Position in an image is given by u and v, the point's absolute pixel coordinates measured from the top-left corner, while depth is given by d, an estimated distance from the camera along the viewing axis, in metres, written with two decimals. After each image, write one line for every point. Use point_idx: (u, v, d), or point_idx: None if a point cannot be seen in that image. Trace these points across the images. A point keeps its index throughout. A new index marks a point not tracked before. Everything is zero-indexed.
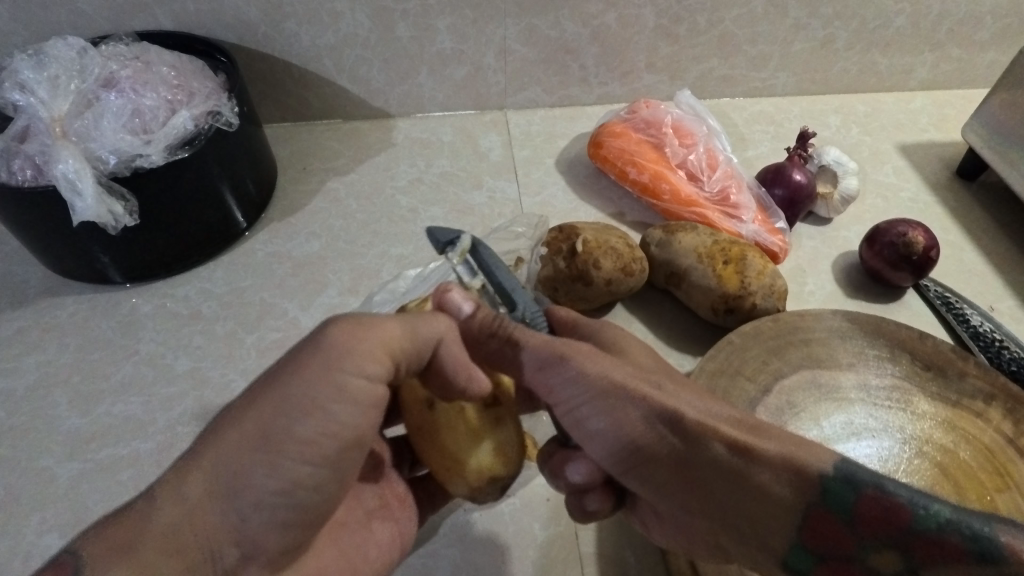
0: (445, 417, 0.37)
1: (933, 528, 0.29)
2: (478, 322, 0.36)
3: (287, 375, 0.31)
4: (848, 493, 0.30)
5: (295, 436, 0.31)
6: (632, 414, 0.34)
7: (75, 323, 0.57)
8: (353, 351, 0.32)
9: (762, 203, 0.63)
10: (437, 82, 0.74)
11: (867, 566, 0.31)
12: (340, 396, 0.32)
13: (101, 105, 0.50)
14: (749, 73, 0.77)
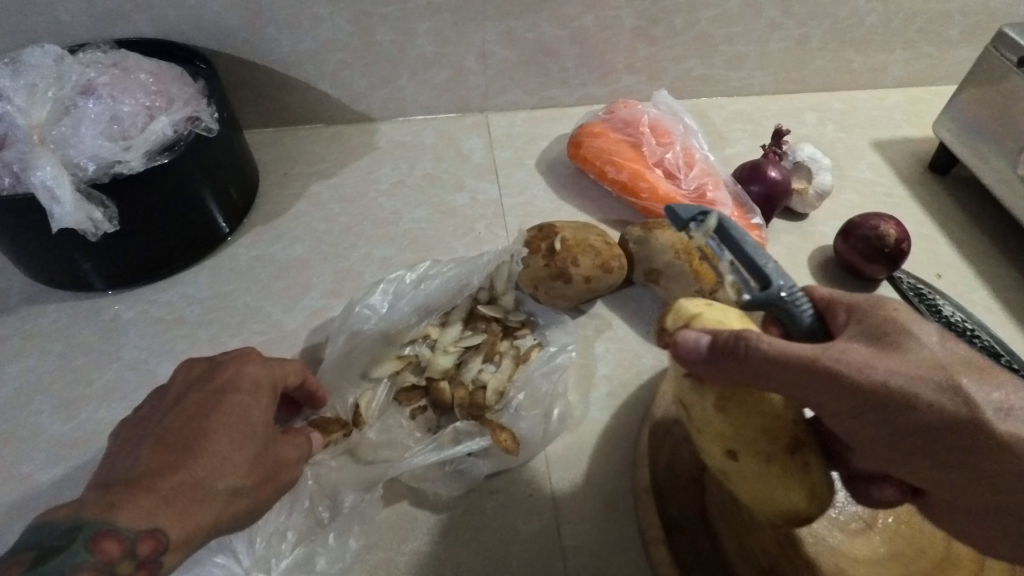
0: (751, 471, 0.35)
1: None
2: (712, 345, 0.31)
3: (219, 383, 0.40)
4: None
5: (229, 436, 0.37)
6: (903, 426, 0.30)
7: (57, 330, 0.57)
8: (257, 376, 0.41)
9: (739, 199, 0.64)
10: (419, 85, 0.74)
11: None
12: (260, 410, 0.40)
13: (80, 113, 0.50)
14: (727, 72, 0.79)
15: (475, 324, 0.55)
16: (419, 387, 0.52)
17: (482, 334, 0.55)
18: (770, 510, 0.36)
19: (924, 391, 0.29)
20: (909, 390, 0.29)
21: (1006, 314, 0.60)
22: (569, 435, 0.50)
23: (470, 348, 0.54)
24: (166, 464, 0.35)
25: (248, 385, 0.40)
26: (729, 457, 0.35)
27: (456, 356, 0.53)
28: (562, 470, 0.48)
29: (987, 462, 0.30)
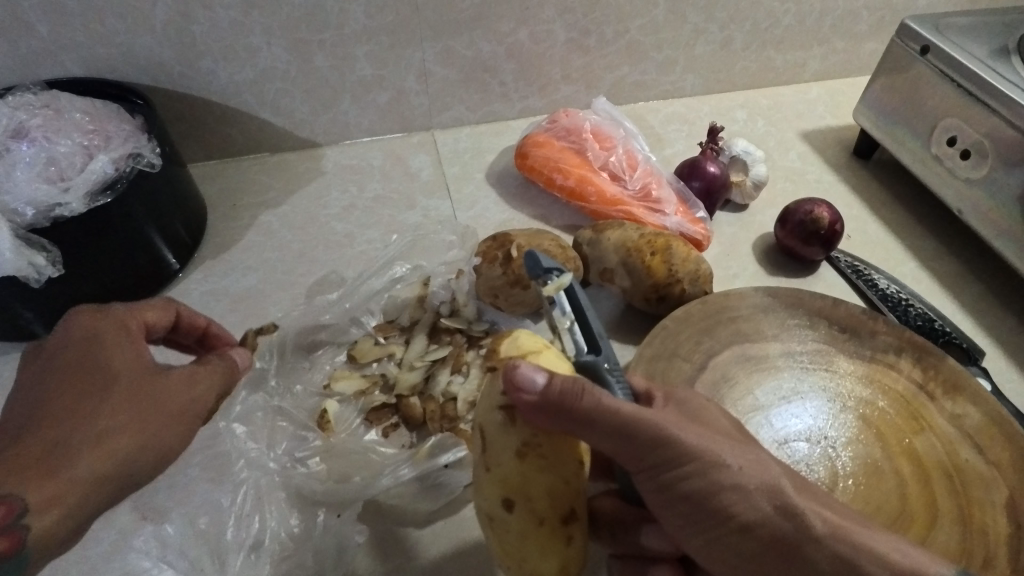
0: (518, 526, 0.36)
1: None
2: (557, 394, 0.32)
3: (91, 343, 0.39)
4: None
5: (102, 403, 0.38)
6: (682, 491, 0.33)
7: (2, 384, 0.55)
8: (120, 329, 0.40)
9: (682, 196, 0.67)
10: (362, 109, 0.75)
11: None
12: (135, 360, 0.40)
13: (12, 157, 0.49)
14: (659, 77, 0.82)
15: (439, 338, 0.57)
16: (389, 403, 0.52)
17: (446, 347, 0.56)
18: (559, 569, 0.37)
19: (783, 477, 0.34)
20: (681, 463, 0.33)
21: (934, 282, 0.64)
22: None
23: (437, 362, 0.54)
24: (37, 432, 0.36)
25: (108, 343, 0.40)
26: (506, 507, 0.35)
27: (423, 370, 0.54)
28: None
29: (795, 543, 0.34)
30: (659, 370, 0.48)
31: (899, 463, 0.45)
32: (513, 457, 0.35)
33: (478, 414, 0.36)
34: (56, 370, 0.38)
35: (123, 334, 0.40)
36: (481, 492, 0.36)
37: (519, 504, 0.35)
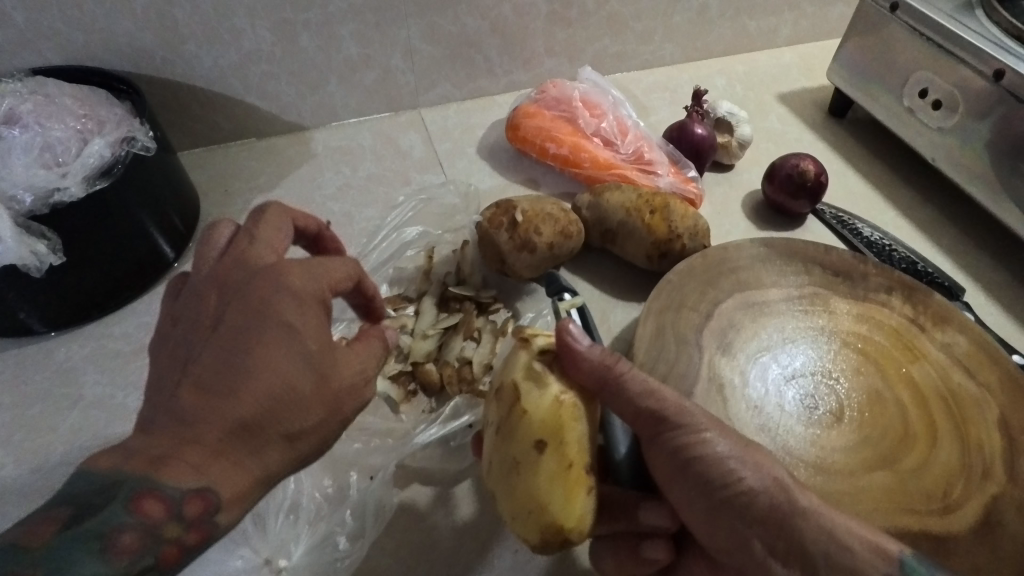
0: (548, 469, 0.34)
1: None
2: (599, 360, 0.36)
3: (268, 290, 0.34)
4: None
5: (267, 352, 0.33)
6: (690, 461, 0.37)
7: (6, 379, 0.54)
8: (305, 291, 0.35)
9: (672, 159, 0.68)
10: (349, 89, 0.75)
11: None
12: (315, 323, 0.34)
13: (6, 143, 0.48)
14: (639, 47, 0.84)
15: (449, 307, 0.57)
16: (405, 373, 0.52)
17: (458, 315, 0.56)
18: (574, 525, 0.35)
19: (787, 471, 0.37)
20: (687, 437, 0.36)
21: (914, 228, 0.68)
22: None
23: (449, 329, 0.55)
24: (218, 412, 0.31)
25: (291, 296, 0.34)
26: (537, 449, 0.35)
27: (436, 339, 0.54)
28: None
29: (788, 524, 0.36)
30: (668, 321, 0.50)
31: (899, 391, 0.48)
32: (550, 400, 0.35)
33: (510, 371, 0.37)
34: (237, 310, 0.34)
35: (309, 295, 0.35)
36: (514, 436, 0.35)
37: (552, 448, 0.35)
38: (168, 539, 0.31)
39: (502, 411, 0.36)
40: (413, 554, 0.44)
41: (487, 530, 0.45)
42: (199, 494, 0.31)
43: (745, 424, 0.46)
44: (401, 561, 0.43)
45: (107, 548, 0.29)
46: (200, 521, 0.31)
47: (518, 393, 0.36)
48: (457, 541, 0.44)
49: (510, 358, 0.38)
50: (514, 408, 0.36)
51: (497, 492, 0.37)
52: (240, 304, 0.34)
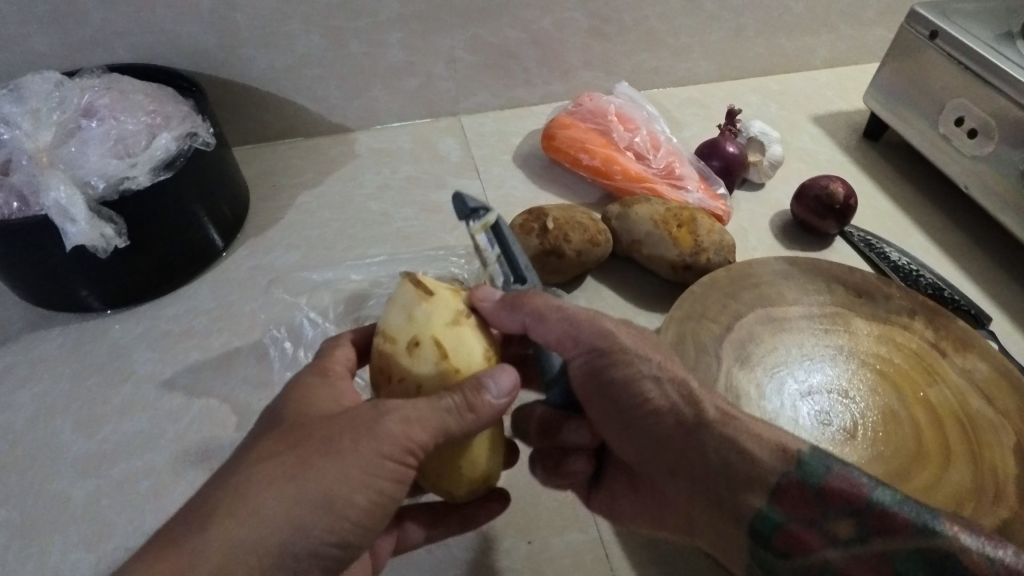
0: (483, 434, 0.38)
1: (894, 505, 0.33)
2: (509, 306, 0.39)
3: (331, 450, 0.33)
4: (818, 471, 0.35)
5: (301, 497, 0.32)
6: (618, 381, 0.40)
7: (65, 352, 0.58)
8: (387, 435, 0.34)
9: (702, 174, 0.70)
10: (392, 94, 0.78)
11: (828, 536, 0.34)
12: (358, 485, 0.34)
13: (84, 134, 0.52)
14: (675, 63, 0.86)
15: None
16: None
17: None
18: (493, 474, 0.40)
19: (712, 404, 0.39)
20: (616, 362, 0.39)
21: (942, 253, 0.68)
22: None
23: None
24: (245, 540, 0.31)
25: (342, 464, 0.33)
26: None
27: None
28: None
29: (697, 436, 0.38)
30: (689, 330, 0.51)
31: (915, 412, 0.49)
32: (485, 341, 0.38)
33: (429, 324, 0.37)
34: (288, 454, 0.33)
35: (367, 443, 0.34)
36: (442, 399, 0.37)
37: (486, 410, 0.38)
38: None
39: (429, 373, 0.36)
40: (434, 539, 0.46)
41: (504, 520, 0.47)
42: None
43: None
44: (423, 544, 0.46)
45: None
46: None
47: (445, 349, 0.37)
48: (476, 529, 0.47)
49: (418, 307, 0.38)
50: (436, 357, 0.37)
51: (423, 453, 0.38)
52: (312, 434, 0.34)
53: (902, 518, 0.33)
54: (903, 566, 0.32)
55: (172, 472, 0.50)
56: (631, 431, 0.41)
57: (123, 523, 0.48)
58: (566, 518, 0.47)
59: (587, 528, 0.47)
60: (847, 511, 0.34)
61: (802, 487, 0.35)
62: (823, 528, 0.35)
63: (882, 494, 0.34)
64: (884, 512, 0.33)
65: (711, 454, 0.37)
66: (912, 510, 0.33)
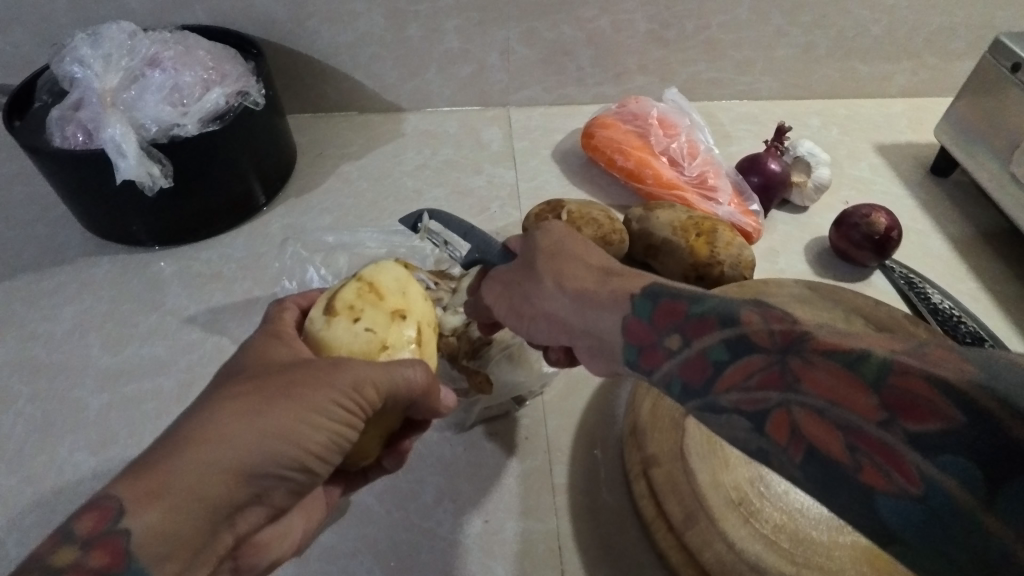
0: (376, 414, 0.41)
1: (704, 311, 0.30)
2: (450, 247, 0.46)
3: (299, 382, 0.35)
4: (650, 300, 0.34)
5: (268, 423, 0.33)
6: (522, 256, 0.44)
7: (111, 278, 0.64)
8: (348, 375, 0.36)
9: (738, 188, 0.68)
10: (445, 80, 0.81)
11: (667, 352, 0.32)
12: (322, 419, 0.35)
13: (147, 81, 0.57)
14: (735, 76, 0.83)
15: None
16: None
17: None
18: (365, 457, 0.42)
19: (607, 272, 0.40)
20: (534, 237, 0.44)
21: (993, 304, 0.63)
22: (563, 387, 0.54)
23: None
24: (217, 460, 0.31)
25: (308, 402, 0.35)
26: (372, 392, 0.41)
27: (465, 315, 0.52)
28: (557, 419, 0.52)
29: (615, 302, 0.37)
30: None
31: None
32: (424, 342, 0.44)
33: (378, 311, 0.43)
34: (255, 390, 0.34)
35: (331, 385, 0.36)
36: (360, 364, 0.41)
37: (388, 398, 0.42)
38: (93, 546, 0.29)
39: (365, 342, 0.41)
40: (394, 500, 0.47)
41: (466, 495, 0.48)
42: (122, 531, 0.29)
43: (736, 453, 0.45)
44: (383, 503, 0.47)
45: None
46: (112, 535, 0.29)
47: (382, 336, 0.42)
48: (436, 499, 0.47)
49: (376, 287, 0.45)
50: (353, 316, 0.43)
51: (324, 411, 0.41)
52: (284, 374, 0.35)
53: (707, 319, 0.30)
54: (721, 356, 0.29)
55: (177, 399, 0.55)
56: (507, 300, 0.43)
57: (127, 435, 0.52)
58: (526, 504, 0.47)
59: (545, 518, 0.47)
60: (677, 330, 0.32)
61: (639, 321, 0.34)
62: (663, 350, 0.32)
63: (691, 297, 0.32)
64: (699, 322, 0.30)
65: (560, 288, 0.40)
66: (717, 306, 0.30)
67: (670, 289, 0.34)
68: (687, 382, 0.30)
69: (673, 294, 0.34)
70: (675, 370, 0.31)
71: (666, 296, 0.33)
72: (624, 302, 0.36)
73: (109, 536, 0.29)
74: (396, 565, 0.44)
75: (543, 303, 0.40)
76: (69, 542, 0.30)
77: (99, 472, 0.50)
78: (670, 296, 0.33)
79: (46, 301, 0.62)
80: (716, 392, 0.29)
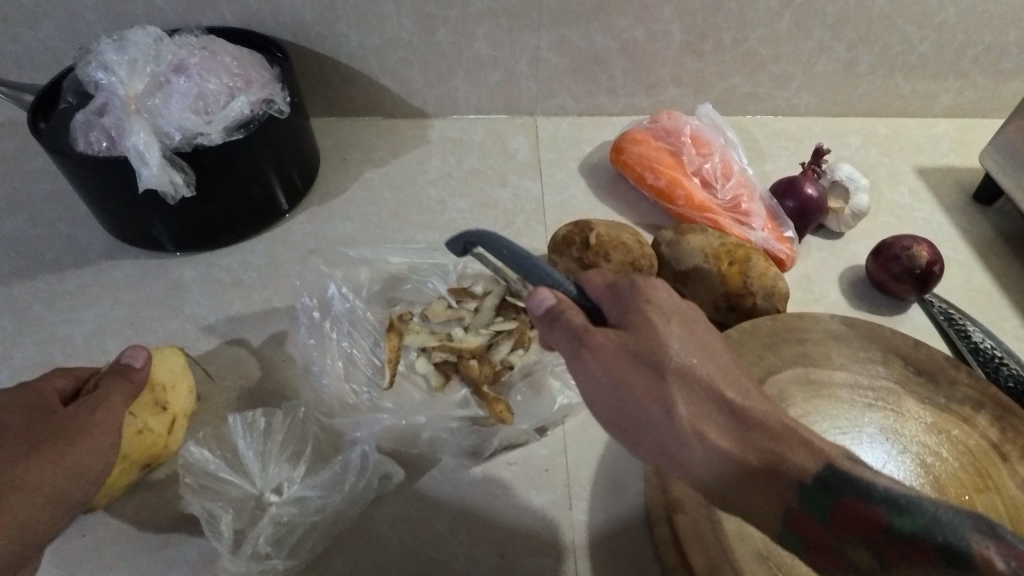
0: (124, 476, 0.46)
1: (907, 533, 0.31)
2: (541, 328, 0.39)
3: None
4: (825, 496, 0.33)
5: (86, 429, 0.42)
6: (646, 382, 0.36)
7: (131, 282, 0.64)
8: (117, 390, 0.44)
9: (773, 213, 0.65)
10: (472, 86, 0.79)
11: (846, 559, 0.33)
12: (95, 449, 0.42)
13: (171, 88, 0.56)
14: (772, 91, 0.80)
15: (505, 311, 0.57)
16: (450, 361, 0.54)
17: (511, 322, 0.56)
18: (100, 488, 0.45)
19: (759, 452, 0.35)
20: (676, 353, 0.36)
21: None
22: (585, 418, 0.53)
23: (500, 332, 0.56)
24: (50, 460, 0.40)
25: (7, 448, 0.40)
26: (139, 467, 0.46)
27: (487, 337, 0.55)
28: (578, 451, 0.51)
29: (698, 446, 0.35)
30: None
31: None
32: (145, 441, 0.46)
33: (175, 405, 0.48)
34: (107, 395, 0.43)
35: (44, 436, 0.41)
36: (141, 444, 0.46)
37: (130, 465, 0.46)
38: None
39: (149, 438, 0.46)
40: (410, 529, 0.46)
41: (484, 526, 0.47)
42: None
43: None
44: (399, 531, 0.46)
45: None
46: None
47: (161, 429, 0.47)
48: (453, 529, 0.46)
49: (172, 390, 0.48)
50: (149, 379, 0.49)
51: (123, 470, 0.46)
52: (126, 387, 0.45)
53: (921, 544, 0.30)
54: None
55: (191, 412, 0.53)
56: (610, 396, 0.37)
57: None
58: (544, 540, 0.46)
59: (563, 556, 0.45)
60: (865, 541, 0.32)
61: (810, 517, 0.34)
62: (845, 558, 0.33)
63: (886, 500, 0.32)
64: (905, 546, 0.31)
65: (669, 414, 0.36)
66: (927, 529, 0.30)
67: (850, 474, 0.33)
68: None
69: (855, 484, 0.33)
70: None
71: (840, 484, 0.33)
72: (765, 461, 0.35)
73: None
74: None
75: (652, 423, 0.36)
76: None
77: None
78: (852, 490, 0.33)
79: (67, 303, 0.62)
80: None
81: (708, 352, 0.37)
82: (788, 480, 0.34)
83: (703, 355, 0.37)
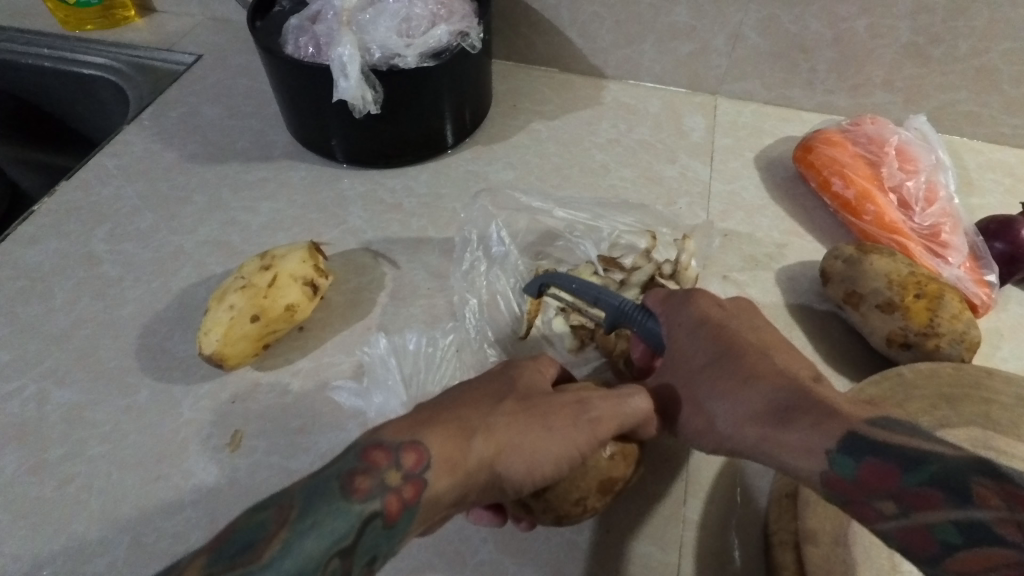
0: (252, 334, 0.50)
1: (922, 481, 0.31)
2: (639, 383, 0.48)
3: (519, 423, 0.39)
4: (850, 457, 0.33)
5: (518, 424, 0.39)
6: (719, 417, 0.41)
7: (305, 184, 0.68)
8: (595, 409, 0.41)
9: (975, 250, 0.58)
10: (659, 53, 0.75)
11: (880, 513, 0.32)
12: (526, 455, 0.39)
13: (382, 6, 0.59)
14: (1000, 115, 0.70)
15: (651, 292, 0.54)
16: (588, 328, 0.53)
17: None
18: (229, 346, 0.50)
19: (808, 445, 0.35)
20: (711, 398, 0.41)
21: None
22: None
23: None
24: (498, 447, 0.38)
25: (491, 458, 0.38)
26: (255, 322, 0.50)
27: None
28: (702, 448, 0.48)
29: (748, 436, 0.38)
30: None
31: None
32: (255, 298, 0.50)
33: (284, 265, 0.52)
34: (528, 409, 0.40)
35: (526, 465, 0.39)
36: (257, 302, 0.50)
37: (259, 323, 0.50)
38: (391, 490, 0.34)
39: (260, 298, 0.50)
40: None
41: None
42: (421, 480, 0.35)
43: (910, 558, 0.40)
44: None
45: (341, 485, 0.33)
46: (415, 480, 0.35)
47: (273, 284, 0.51)
48: None
49: (278, 256, 0.52)
50: (253, 317, 0.50)
51: (251, 332, 0.50)
52: (538, 402, 0.41)
53: (935, 491, 0.30)
54: (943, 534, 0.29)
55: (341, 317, 0.57)
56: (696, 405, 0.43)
57: (294, 340, 0.55)
58: (650, 527, 0.45)
59: (667, 548, 0.44)
60: (893, 496, 0.32)
61: (839, 476, 0.33)
62: (875, 510, 0.32)
63: (904, 455, 0.32)
64: (921, 491, 0.30)
65: (733, 410, 0.40)
66: (941, 474, 0.30)
67: (874, 437, 0.33)
68: (907, 548, 0.31)
69: (875, 444, 0.33)
70: (891, 533, 0.31)
71: (863, 444, 0.33)
72: (807, 434, 0.35)
73: (416, 477, 0.35)
74: (508, 543, 0.44)
75: (743, 443, 0.39)
76: (393, 466, 0.35)
77: (266, 365, 0.53)
78: (876, 451, 0.33)
79: (249, 192, 0.68)
80: (945, 565, 0.29)
81: (742, 397, 0.40)
82: (821, 444, 0.35)
83: (733, 397, 0.40)
